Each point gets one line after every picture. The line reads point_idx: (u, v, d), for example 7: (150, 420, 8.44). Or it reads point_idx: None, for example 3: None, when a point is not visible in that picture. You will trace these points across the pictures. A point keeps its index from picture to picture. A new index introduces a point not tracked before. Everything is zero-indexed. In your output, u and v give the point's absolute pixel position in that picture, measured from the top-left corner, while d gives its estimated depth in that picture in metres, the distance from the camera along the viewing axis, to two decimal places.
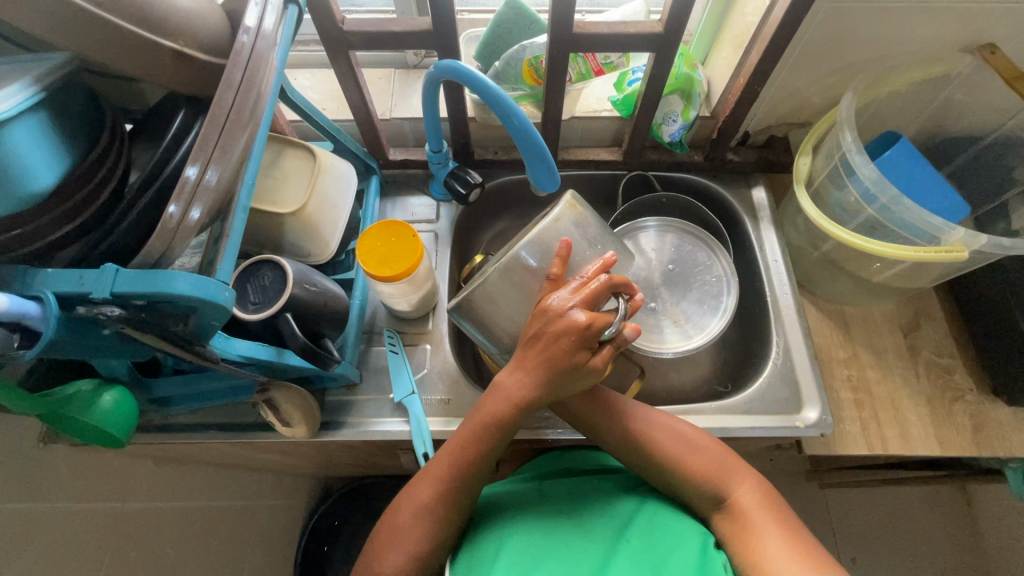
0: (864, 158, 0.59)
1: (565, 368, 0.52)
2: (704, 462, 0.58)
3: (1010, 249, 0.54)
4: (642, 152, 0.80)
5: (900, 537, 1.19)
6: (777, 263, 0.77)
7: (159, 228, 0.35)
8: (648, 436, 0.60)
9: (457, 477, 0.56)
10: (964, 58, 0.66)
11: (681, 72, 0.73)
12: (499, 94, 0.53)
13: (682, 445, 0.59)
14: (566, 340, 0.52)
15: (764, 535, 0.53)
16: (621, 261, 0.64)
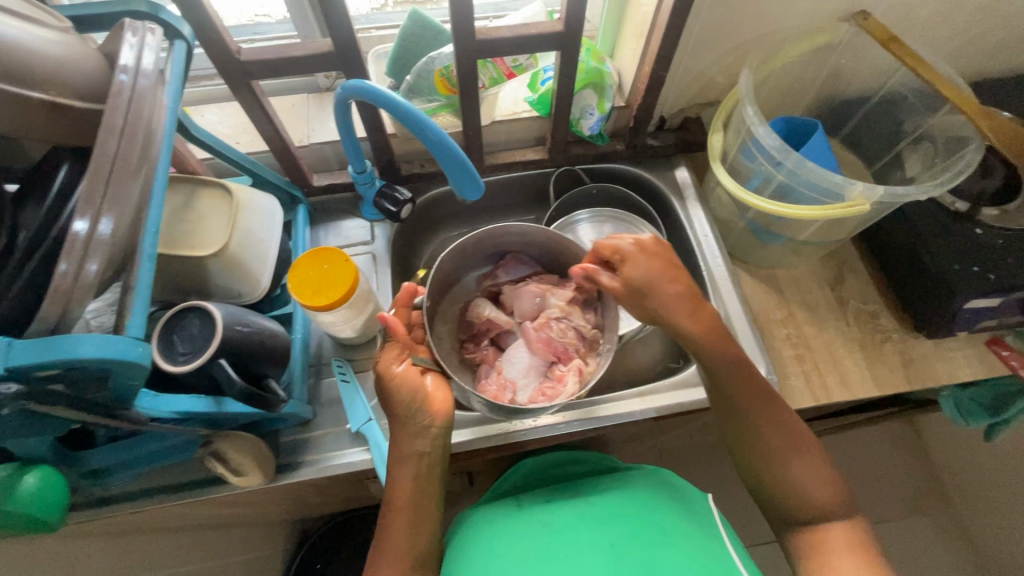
0: (767, 128, 0.62)
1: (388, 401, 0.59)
2: (774, 476, 0.58)
3: (904, 196, 0.58)
4: (566, 148, 0.81)
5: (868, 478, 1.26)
6: (708, 238, 0.80)
7: (52, 285, 0.33)
8: (778, 436, 0.59)
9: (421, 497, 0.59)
10: (842, 26, 0.71)
11: (590, 66, 0.75)
12: (408, 109, 0.53)
13: (777, 455, 0.58)
14: (467, 355, 0.72)
15: (842, 556, 0.54)
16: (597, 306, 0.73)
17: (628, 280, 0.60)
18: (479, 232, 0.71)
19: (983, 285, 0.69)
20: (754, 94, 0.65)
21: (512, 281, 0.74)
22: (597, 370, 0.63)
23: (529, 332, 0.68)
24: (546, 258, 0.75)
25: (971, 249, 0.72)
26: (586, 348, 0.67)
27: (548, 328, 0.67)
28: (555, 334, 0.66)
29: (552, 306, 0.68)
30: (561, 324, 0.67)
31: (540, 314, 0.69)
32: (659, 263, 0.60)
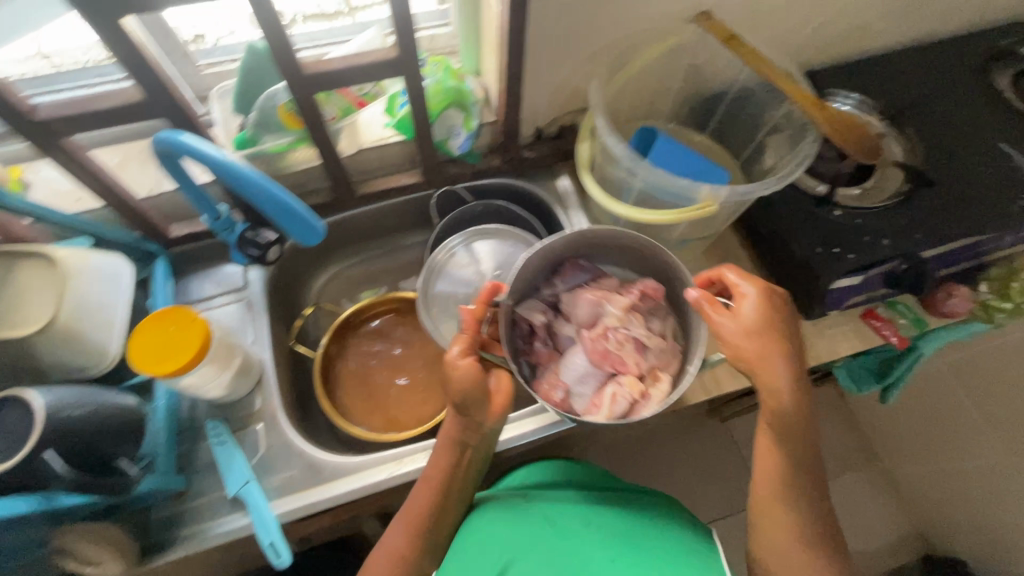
0: (615, 138, 0.62)
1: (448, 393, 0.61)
2: (775, 538, 0.59)
3: (747, 195, 0.59)
4: (441, 169, 0.80)
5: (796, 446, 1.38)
6: None
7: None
8: (821, 498, 0.61)
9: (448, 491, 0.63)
10: (690, 27, 0.73)
11: (448, 86, 0.73)
12: (227, 164, 0.50)
13: (793, 532, 0.59)
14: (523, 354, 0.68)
15: None
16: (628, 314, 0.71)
17: (742, 341, 0.60)
18: (545, 245, 0.66)
19: (842, 266, 0.73)
20: (605, 104, 0.65)
21: (570, 290, 0.70)
22: (652, 400, 0.62)
23: (587, 340, 0.66)
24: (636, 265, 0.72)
25: (832, 232, 0.75)
26: (646, 363, 0.65)
27: (605, 339, 0.65)
28: (612, 346, 0.65)
29: (610, 315, 0.67)
30: (619, 335, 0.65)
31: (599, 323, 0.67)
32: (783, 330, 0.60)
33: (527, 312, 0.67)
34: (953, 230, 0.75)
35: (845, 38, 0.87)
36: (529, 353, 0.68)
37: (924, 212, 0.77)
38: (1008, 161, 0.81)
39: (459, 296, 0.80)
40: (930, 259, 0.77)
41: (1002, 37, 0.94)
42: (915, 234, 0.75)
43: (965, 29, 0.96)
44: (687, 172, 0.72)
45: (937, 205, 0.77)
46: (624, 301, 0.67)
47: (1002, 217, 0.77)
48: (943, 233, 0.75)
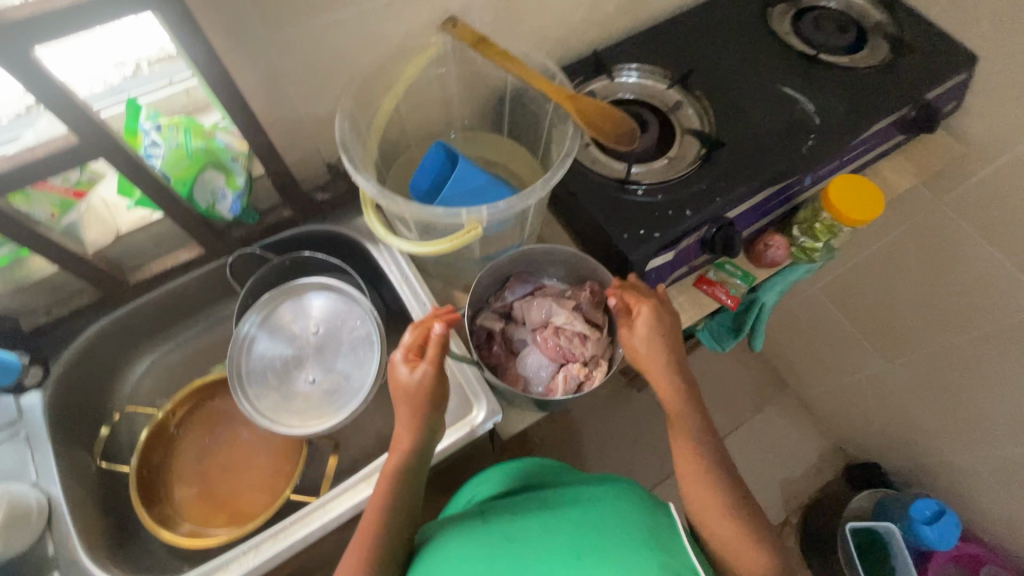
0: (361, 178, 0.58)
1: (402, 397, 0.58)
2: (707, 521, 0.59)
3: (506, 209, 0.58)
4: (222, 235, 0.73)
5: None
6: (408, 277, 0.76)
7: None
8: (717, 455, 0.63)
9: (391, 520, 0.57)
10: (439, 37, 0.69)
11: (192, 148, 0.65)
12: None
13: (718, 510, 0.59)
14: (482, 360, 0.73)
15: (742, 549, 0.56)
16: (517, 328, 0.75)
17: (639, 349, 0.65)
18: (492, 265, 0.73)
19: (650, 247, 0.72)
20: (351, 140, 0.61)
21: (519, 299, 0.76)
22: (597, 377, 0.70)
23: (539, 340, 0.72)
24: (542, 274, 0.79)
25: (636, 215, 0.74)
26: (591, 351, 0.72)
27: (556, 336, 0.72)
28: (562, 340, 0.71)
29: (559, 315, 0.73)
30: (567, 330, 0.72)
31: (549, 323, 0.73)
32: (671, 333, 0.65)
33: (483, 321, 0.73)
34: (750, 185, 0.76)
35: (620, 12, 0.86)
36: (487, 357, 0.74)
37: (720, 173, 0.78)
38: (792, 105, 0.84)
39: (275, 369, 0.73)
40: (736, 218, 0.78)
41: None
42: (714, 198, 0.76)
43: None
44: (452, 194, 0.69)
45: (732, 163, 0.78)
46: (578, 298, 0.74)
47: (791, 163, 0.79)
48: (743, 191, 0.76)
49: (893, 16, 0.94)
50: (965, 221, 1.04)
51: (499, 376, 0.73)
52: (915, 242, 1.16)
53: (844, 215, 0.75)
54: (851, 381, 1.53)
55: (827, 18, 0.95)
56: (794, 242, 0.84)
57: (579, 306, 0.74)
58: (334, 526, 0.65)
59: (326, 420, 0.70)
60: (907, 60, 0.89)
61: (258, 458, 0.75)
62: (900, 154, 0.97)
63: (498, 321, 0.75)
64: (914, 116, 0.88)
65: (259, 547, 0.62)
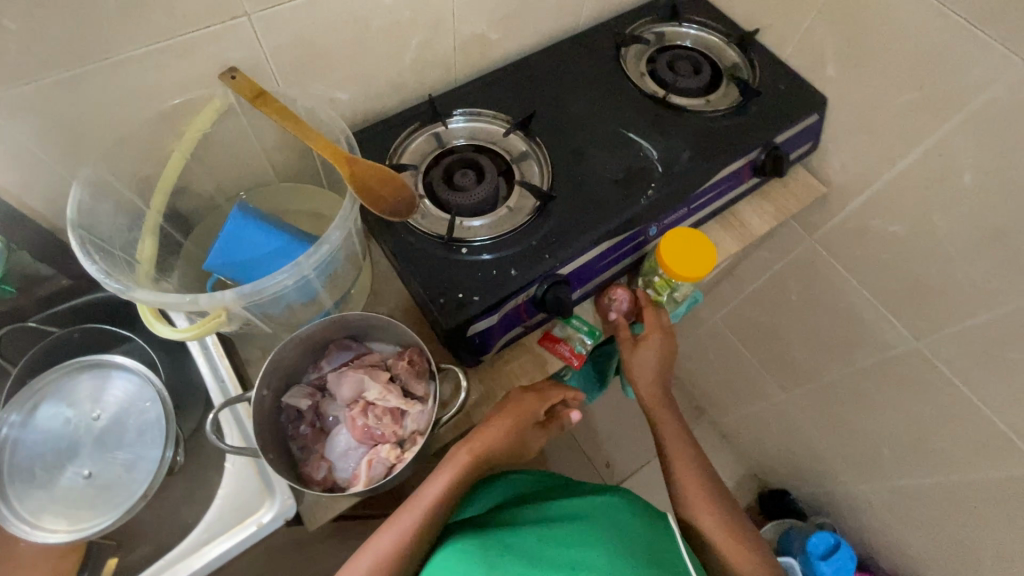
0: (83, 258, 0.51)
1: (514, 419, 0.69)
2: (702, 506, 0.70)
3: (257, 287, 0.53)
4: None
5: (618, 425, 1.55)
6: (208, 349, 0.69)
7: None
8: (698, 462, 0.75)
9: (428, 515, 0.63)
10: (218, 89, 0.63)
11: None
12: None
13: (707, 502, 0.70)
14: (290, 442, 0.66)
15: (728, 536, 0.67)
16: (330, 404, 0.68)
17: (639, 377, 0.78)
18: (297, 334, 0.66)
19: (466, 312, 0.66)
20: (79, 218, 0.55)
21: (334, 369, 0.69)
22: (407, 459, 0.62)
23: (348, 420, 0.66)
24: (366, 337, 0.72)
25: (457, 276, 0.69)
26: (405, 428, 0.65)
27: (365, 414, 0.65)
28: (370, 419, 0.65)
29: (372, 389, 0.67)
30: (379, 407, 0.66)
31: (361, 398, 0.67)
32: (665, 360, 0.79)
33: (288, 399, 0.66)
34: (581, 239, 0.72)
35: (457, 54, 0.82)
36: (295, 438, 0.67)
37: (554, 227, 0.73)
38: (633, 151, 0.81)
39: (46, 461, 0.66)
40: (570, 276, 0.74)
41: (628, 25, 0.95)
42: (544, 255, 0.71)
43: (598, 20, 0.96)
44: (237, 263, 0.63)
45: (565, 215, 0.74)
46: (395, 368, 0.68)
47: (627, 214, 0.75)
48: (573, 245, 0.72)
49: (745, 56, 0.92)
50: (834, 257, 1.04)
51: (305, 460, 0.66)
52: (794, 276, 1.16)
53: (675, 272, 0.71)
54: (755, 409, 1.53)
55: (680, 58, 0.93)
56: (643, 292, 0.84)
57: (397, 377, 0.68)
58: None
59: (86, 527, 0.62)
60: (756, 102, 0.87)
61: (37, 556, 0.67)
62: (761, 194, 0.95)
63: (307, 397, 0.68)
64: (764, 159, 0.86)
65: None
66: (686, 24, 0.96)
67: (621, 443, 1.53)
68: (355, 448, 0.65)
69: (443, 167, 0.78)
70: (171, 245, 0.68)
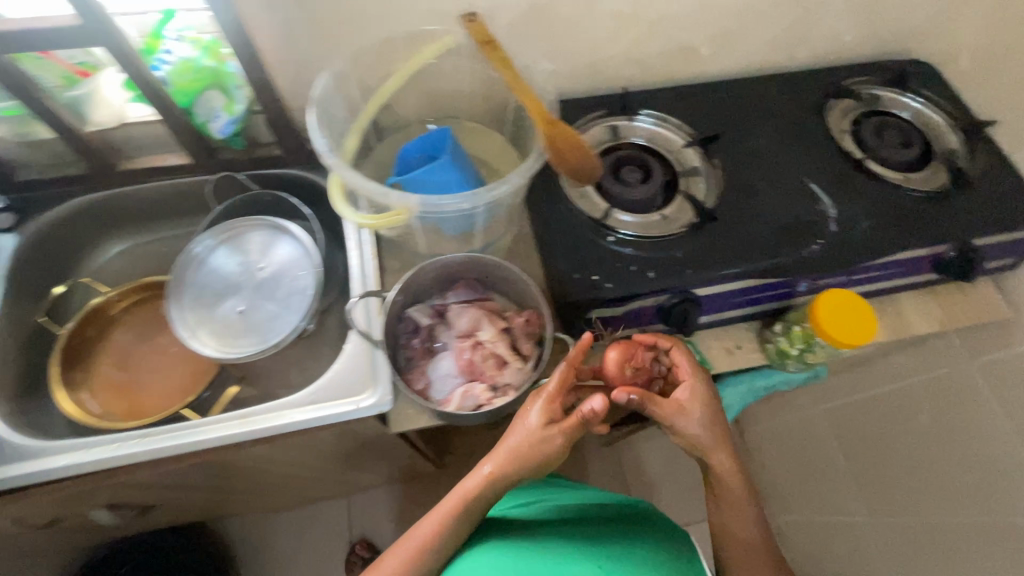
0: (311, 130, 0.59)
1: (517, 435, 0.62)
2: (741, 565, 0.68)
3: (437, 203, 0.58)
4: (212, 152, 0.77)
5: (675, 473, 1.49)
6: (363, 247, 0.77)
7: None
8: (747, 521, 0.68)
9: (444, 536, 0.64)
10: (455, 27, 0.69)
11: (202, 66, 0.69)
12: None
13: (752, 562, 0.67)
14: (400, 348, 0.72)
15: None
16: (443, 331, 0.73)
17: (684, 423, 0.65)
18: (440, 259, 0.72)
19: (595, 294, 0.68)
20: (321, 96, 0.63)
21: (457, 303, 0.75)
22: (496, 404, 0.66)
23: (456, 349, 0.71)
24: (493, 286, 0.77)
25: (597, 259, 0.71)
26: (504, 377, 0.69)
27: (473, 350, 0.70)
28: (476, 356, 0.70)
29: (486, 331, 0.71)
30: (486, 348, 0.70)
31: (474, 335, 0.71)
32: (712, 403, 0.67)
33: (411, 311, 0.73)
34: (728, 267, 0.71)
35: (665, 58, 0.83)
36: (405, 347, 0.73)
37: (705, 248, 0.73)
38: (810, 202, 0.77)
39: (214, 290, 0.76)
40: (704, 298, 0.73)
41: (847, 77, 0.91)
42: (687, 269, 0.71)
43: (815, 64, 0.92)
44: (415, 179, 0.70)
45: (719, 240, 0.73)
46: (512, 322, 0.72)
47: (785, 260, 0.72)
48: (718, 270, 0.71)
49: (968, 144, 0.84)
50: (993, 391, 0.92)
51: (407, 370, 0.71)
52: (933, 395, 1.04)
53: (828, 333, 0.67)
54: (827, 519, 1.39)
55: (893, 126, 0.87)
56: (771, 340, 0.78)
57: (510, 329, 0.72)
58: (195, 451, 0.66)
59: (228, 354, 0.71)
60: (965, 195, 0.79)
61: (177, 364, 0.79)
62: (933, 293, 0.86)
63: (427, 317, 0.73)
64: (952, 258, 0.78)
65: (122, 442, 0.64)
66: (911, 94, 0.90)
67: (670, 494, 1.47)
68: (454, 376, 0.70)
69: (615, 157, 0.81)
70: (366, 149, 0.77)
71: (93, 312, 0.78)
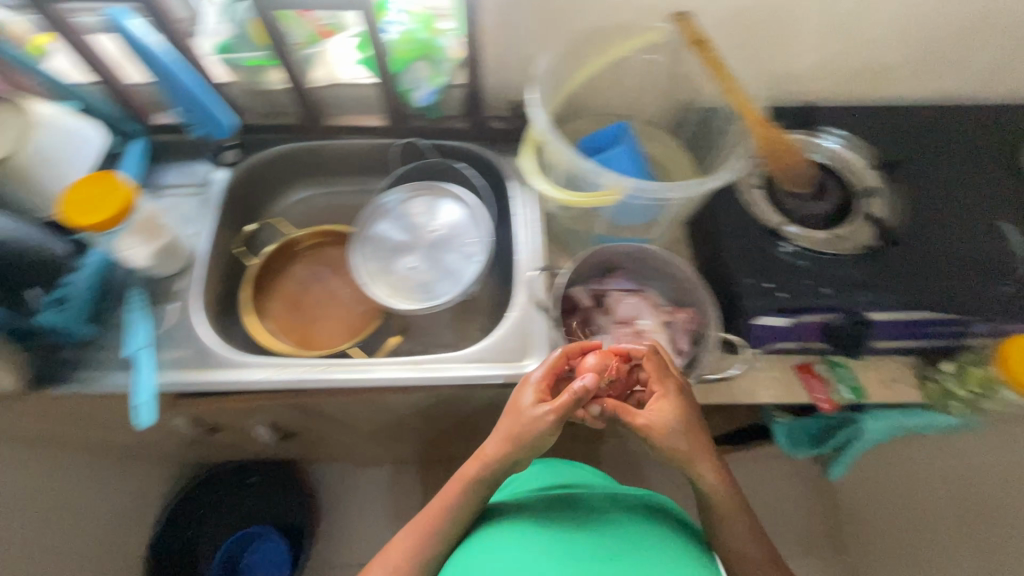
0: (535, 110, 0.63)
1: (514, 418, 0.60)
2: None
3: (651, 192, 0.61)
4: (406, 119, 0.83)
5: None
6: (531, 225, 0.80)
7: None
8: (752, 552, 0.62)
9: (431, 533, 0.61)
10: (663, 24, 0.71)
11: (419, 38, 0.74)
12: (159, 60, 0.67)
13: None
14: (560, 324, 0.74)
15: None
16: (600, 315, 0.75)
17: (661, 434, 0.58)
18: (608, 248, 0.76)
19: (768, 302, 0.68)
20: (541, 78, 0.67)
21: (615, 291, 0.77)
22: None
23: (616, 334, 0.73)
24: (650, 281, 0.79)
25: (770, 267, 0.71)
26: None
27: (634, 338, 0.72)
28: (637, 343, 0.71)
29: (646, 322, 0.73)
30: (647, 338, 0.72)
31: (634, 323, 0.73)
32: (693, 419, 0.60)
33: (574, 291, 0.74)
34: (909, 295, 0.68)
35: (855, 77, 0.82)
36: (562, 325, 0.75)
37: (884, 272, 0.71)
38: (1001, 242, 0.73)
39: (388, 244, 0.82)
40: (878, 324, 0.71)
41: None
42: (864, 291, 0.69)
43: (1012, 100, 0.87)
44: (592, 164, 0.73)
45: (900, 266, 0.71)
46: (672, 317, 0.73)
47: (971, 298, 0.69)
48: (898, 297, 0.68)
49: None
50: None
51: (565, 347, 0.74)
52: None
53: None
54: None
55: None
56: (930, 377, 0.74)
57: (669, 323, 0.73)
58: (369, 388, 0.72)
59: (401, 305, 0.77)
60: None
61: (343, 309, 0.85)
62: None
63: (587, 299, 0.75)
64: None
65: (310, 369, 0.71)
66: None
67: None
68: None
69: None
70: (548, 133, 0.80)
71: (279, 249, 0.87)
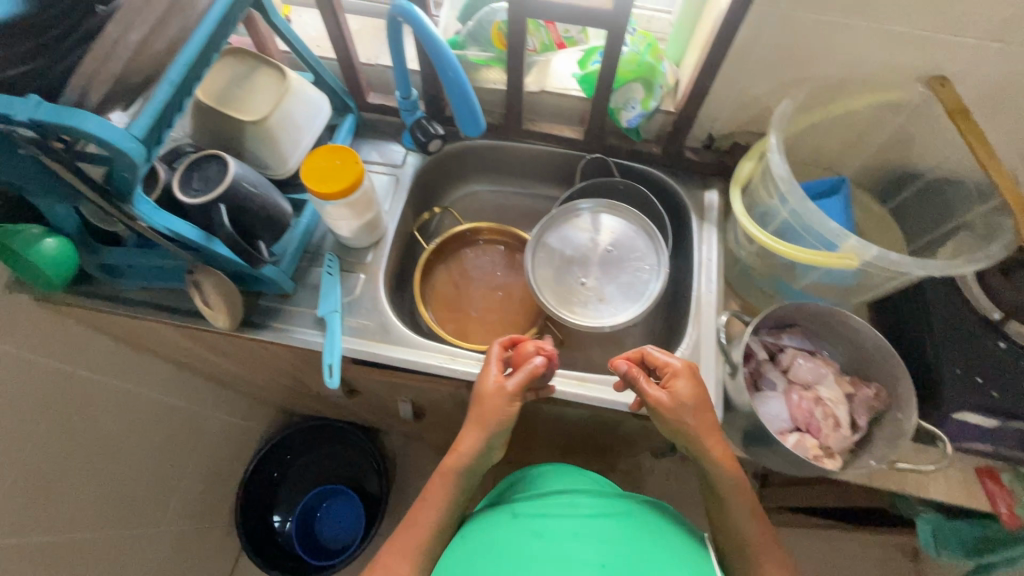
0: (780, 157, 0.62)
1: (480, 398, 0.64)
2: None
3: (896, 264, 0.58)
4: (602, 135, 0.83)
5: None
6: (710, 263, 0.78)
7: (100, 42, 0.49)
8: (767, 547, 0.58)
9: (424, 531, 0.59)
10: (916, 87, 0.67)
11: (643, 60, 0.75)
12: (440, 44, 0.63)
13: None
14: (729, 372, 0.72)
15: None
16: (774, 372, 0.72)
17: (678, 412, 0.60)
18: (798, 303, 0.71)
19: (979, 400, 0.63)
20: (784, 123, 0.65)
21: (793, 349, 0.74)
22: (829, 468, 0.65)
23: (792, 396, 0.70)
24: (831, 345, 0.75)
25: (984, 361, 0.66)
26: (840, 442, 0.67)
27: (813, 404, 0.69)
28: (816, 411, 0.68)
29: (828, 390, 0.69)
30: (826, 407, 0.69)
31: (814, 389, 0.70)
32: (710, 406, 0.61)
33: (754, 342, 0.72)
34: None
35: None
36: None
37: None
38: None
39: (562, 253, 0.83)
40: None
41: None
42: None
43: None
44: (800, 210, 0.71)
45: None
46: (858, 390, 0.69)
47: None
48: None
49: None
50: None
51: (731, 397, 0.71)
52: None
53: None
54: None
55: None
56: None
57: (851, 395, 0.69)
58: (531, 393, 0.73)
59: (573, 317, 0.77)
60: None
61: (499, 307, 0.87)
62: None
63: (764, 352, 0.72)
64: None
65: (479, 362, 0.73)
66: None
67: None
68: (785, 421, 0.69)
69: None
70: None
71: (449, 238, 0.89)
